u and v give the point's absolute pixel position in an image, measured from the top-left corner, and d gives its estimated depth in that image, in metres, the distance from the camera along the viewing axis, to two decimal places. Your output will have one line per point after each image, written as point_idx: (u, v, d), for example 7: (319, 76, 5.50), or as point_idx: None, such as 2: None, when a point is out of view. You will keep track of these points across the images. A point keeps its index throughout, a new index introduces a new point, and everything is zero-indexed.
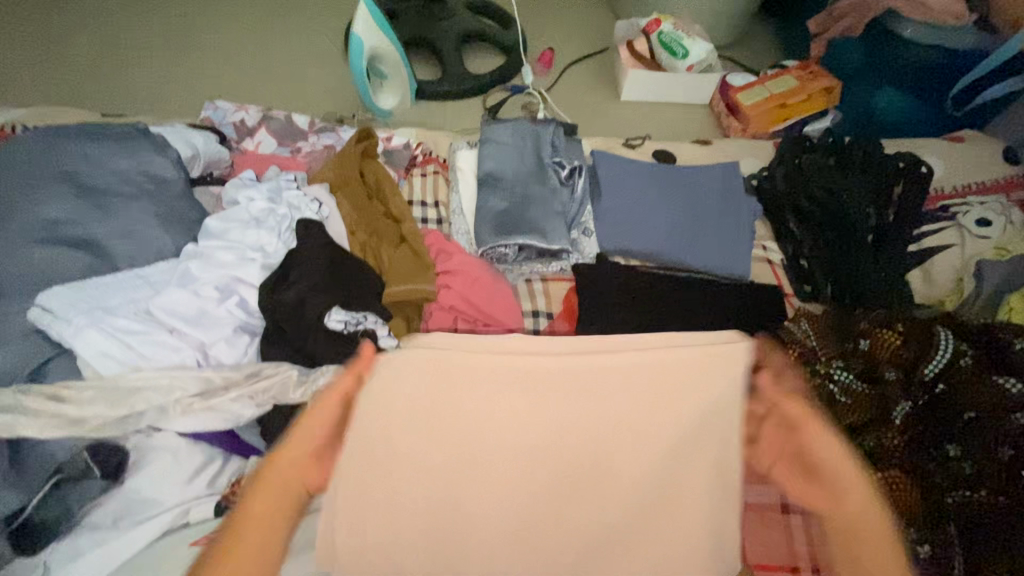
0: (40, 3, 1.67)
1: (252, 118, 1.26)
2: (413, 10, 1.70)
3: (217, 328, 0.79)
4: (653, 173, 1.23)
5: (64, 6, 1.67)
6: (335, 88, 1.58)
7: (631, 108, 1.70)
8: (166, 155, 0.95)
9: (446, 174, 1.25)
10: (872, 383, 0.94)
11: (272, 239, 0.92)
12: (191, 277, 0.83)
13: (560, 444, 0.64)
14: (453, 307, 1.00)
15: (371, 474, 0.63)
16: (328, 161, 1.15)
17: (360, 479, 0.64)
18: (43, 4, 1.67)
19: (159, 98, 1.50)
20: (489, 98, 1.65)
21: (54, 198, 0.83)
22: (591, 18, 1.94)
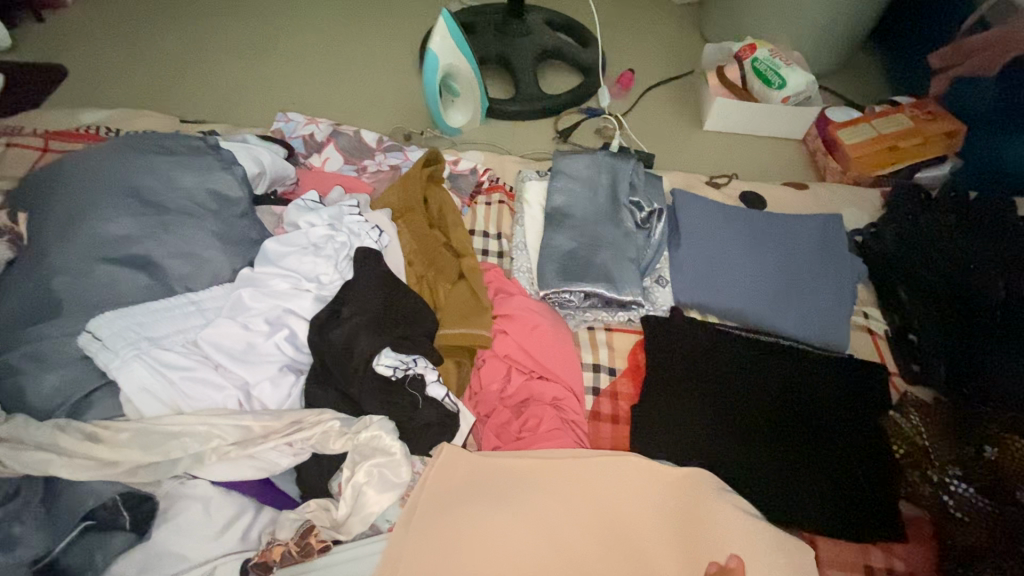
0: (140, 8, 1.75)
1: (321, 133, 1.25)
2: (491, 23, 1.64)
3: (262, 367, 0.76)
4: (741, 221, 1.10)
5: (161, 11, 1.75)
6: (406, 102, 1.55)
7: (714, 139, 1.57)
8: (232, 172, 0.92)
9: (512, 204, 1.18)
10: (998, 502, 0.78)
11: (329, 268, 0.87)
12: (243, 306, 0.79)
13: (626, 549, 0.71)
14: (509, 355, 0.92)
15: (450, 522, 0.71)
16: (393, 184, 1.11)
17: (435, 522, 0.71)
18: (142, 8, 1.75)
19: (236, 104, 1.52)
20: (562, 120, 1.57)
21: (120, 214, 0.81)
22: (677, 39, 1.82)
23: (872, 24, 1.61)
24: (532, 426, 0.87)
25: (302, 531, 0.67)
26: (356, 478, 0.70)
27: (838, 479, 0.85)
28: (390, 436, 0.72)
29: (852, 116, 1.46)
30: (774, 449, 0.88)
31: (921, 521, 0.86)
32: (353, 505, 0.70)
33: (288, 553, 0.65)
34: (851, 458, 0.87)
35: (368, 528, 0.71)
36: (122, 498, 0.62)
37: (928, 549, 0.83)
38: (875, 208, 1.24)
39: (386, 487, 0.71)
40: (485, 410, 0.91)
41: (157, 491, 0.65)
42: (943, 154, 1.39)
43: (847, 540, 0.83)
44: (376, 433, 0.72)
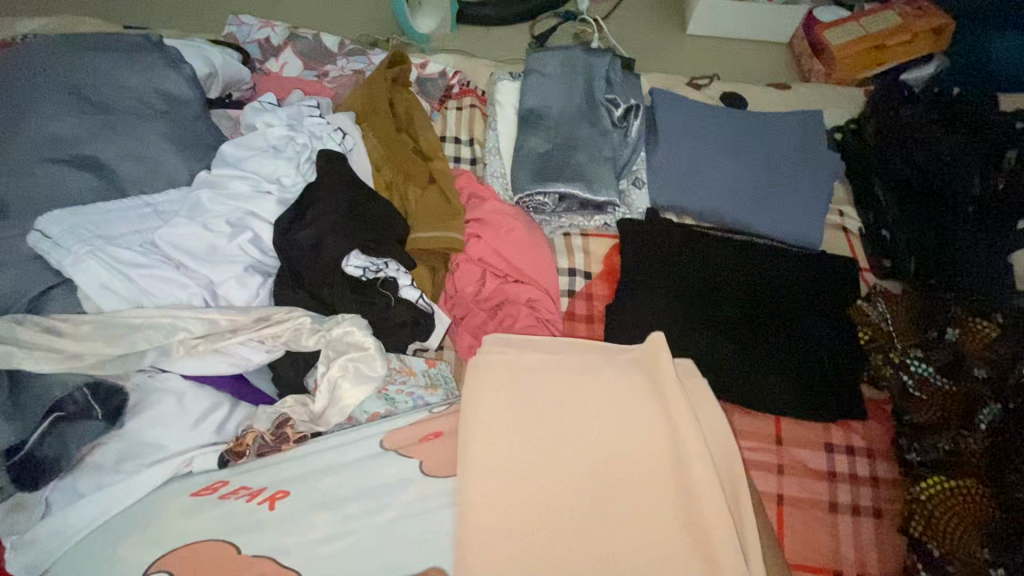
0: None
1: (278, 37, 1.16)
2: None
3: (227, 267, 0.74)
4: (718, 119, 1.07)
5: None
6: (370, 7, 1.45)
7: (696, 43, 1.50)
8: (180, 72, 0.87)
9: (484, 108, 1.13)
10: (955, 380, 0.82)
11: (290, 169, 0.84)
12: (201, 208, 0.76)
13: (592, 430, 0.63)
14: (483, 259, 0.91)
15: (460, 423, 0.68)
16: (357, 88, 1.06)
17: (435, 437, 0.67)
18: None
19: (183, 10, 1.40)
20: (537, 25, 1.49)
21: (58, 112, 0.76)
22: None
23: None
24: (508, 324, 0.88)
25: (278, 422, 0.68)
26: (331, 372, 0.70)
27: (807, 364, 0.88)
28: (362, 332, 0.72)
29: (839, 15, 1.39)
30: (743, 339, 0.89)
31: (881, 402, 0.90)
32: (330, 398, 0.70)
33: (263, 440, 0.66)
34: (819, 347, 0.89)
35: (345, 420, 0.72)
36: (91, 390, 0.62)
37: (884, 426, 0.88)
38: (856, 107, 1.21)
39: (361, 380, 0.71)
40: (461, 312, 0.91)
41: (126, 385, 0.65)
42: (931, 53, 1.35)
43: (809, 420, 0.87)
44: (348, 329, 0.72)
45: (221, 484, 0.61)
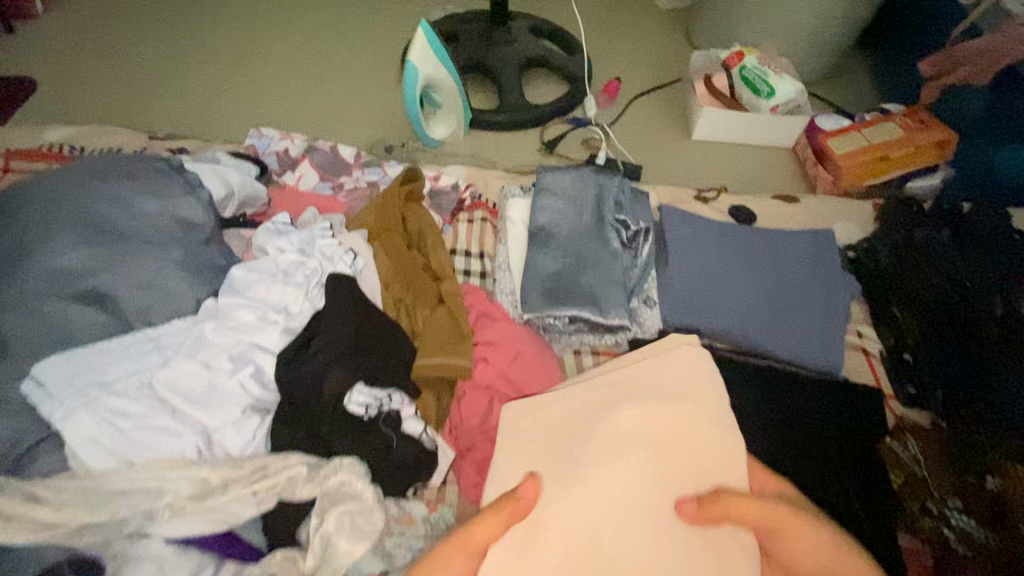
0: (114, 25, 1.71)
1: (296, 148, 1.20)
2: (475, 32, 1.60)
3: (224, 409, 0.71)
4: (730, 240, 1.06)
5: (134, 28, 1.70)
6: (388, 115, 1.52)
7: (702, 148, 1.54)
8: (197, 197, 0.88)
9: (494, 221, 1.14)
10: (1001, 535, 0.75)
11: (298, 297, 0.84)
12: (204, 343, 0.75)
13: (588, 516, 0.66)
14: (490, 385, 0.88)
15: None
16: (371, 203, 1.08)
17: None
18: (116, 25, 1.71)
19: (209, 118, 1.48)
20: (547, 131, 1.55)
21: (71, 245, 0.76)
22: (662, 45, 1.80)
23: (858, 31, 1.60)
24: None
25: None
26: (325, 525, 0.66)
27: (840, 511, 0.82)
28: (360, 480, 0.70)
29: (840, 124, 1.43)
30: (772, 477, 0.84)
31: (919, 554, 0.83)
32: (322, 556, 0.65)
33: None
34: (853, 495, 0.83)
35: None
36: (69, 562, 0.58)
37: None
38: (865, 219, 1.21)
39: (358, 536, 0.67)
40: (466, 443, 0.85)
41: (102, 556, 0.60)
42: (934, 163, 1.37)
43: None
44: (346, 475, 0.70)
45: None
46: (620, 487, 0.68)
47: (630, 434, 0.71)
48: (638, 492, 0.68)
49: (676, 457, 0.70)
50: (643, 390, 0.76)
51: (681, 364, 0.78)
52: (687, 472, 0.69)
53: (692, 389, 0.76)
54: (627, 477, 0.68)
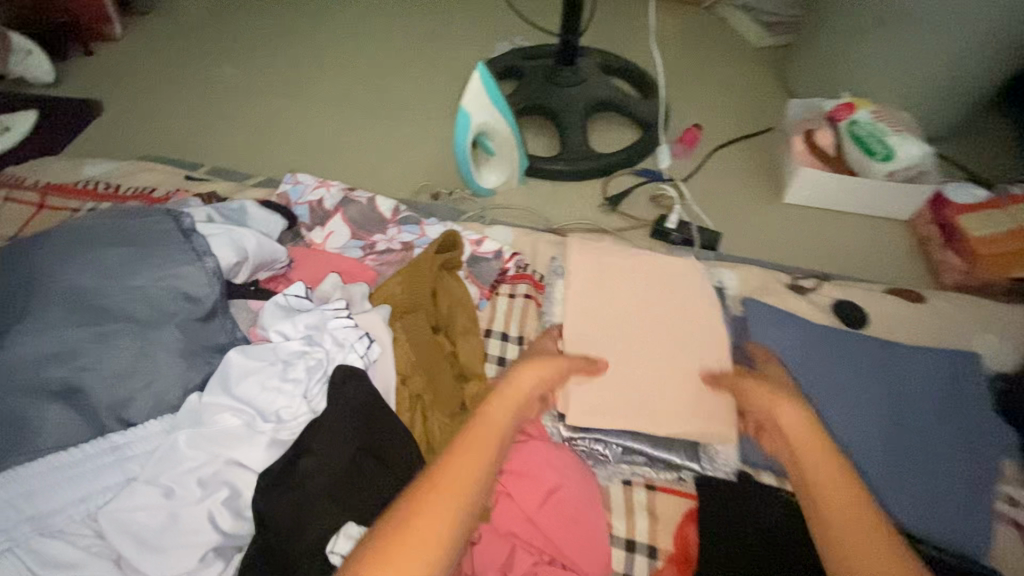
0: (186, 57, 1.73)
1: (331, 199, 1.09)
2: (540, 69, 1.46)
3: (180, 555, 0.59)
4: (834, 363, 0.84)
5: (204, 60, 1.71)
6: (439, 162, 1.42)
7: (796, 213, 1.31)
8: (202, 265, 0.76)
9: (540, 298, 0.98)
10: None
11: (294, 399, 0.70)
12: (174, 462, 0.63)
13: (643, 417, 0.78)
14: (513, 532, 0.70)
15: None
16: (401, 270, 0.94)
17: None
18: (188, 57, 1.73)
19: (258, 156, 1.43)
20: (612, 183, 1.37)
21: (50, 328, 0.67)
22: (752, 90, 1.59)
23: (1004, 82, 1.32)
24: None
25: None
26: None
27: None
28: None
29: (979, 197, 1.15)
30: None
31: None
32: None
33: None
34: None
35: None
36: None
37: None
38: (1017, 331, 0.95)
39: None
40: None
41: None
42: None
43: None
44: None
45: None
46: (619, 297, 0.89)
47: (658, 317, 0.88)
48: (656, 343, 0.85)
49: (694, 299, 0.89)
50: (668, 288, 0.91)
51: (681, 271, 0.93)
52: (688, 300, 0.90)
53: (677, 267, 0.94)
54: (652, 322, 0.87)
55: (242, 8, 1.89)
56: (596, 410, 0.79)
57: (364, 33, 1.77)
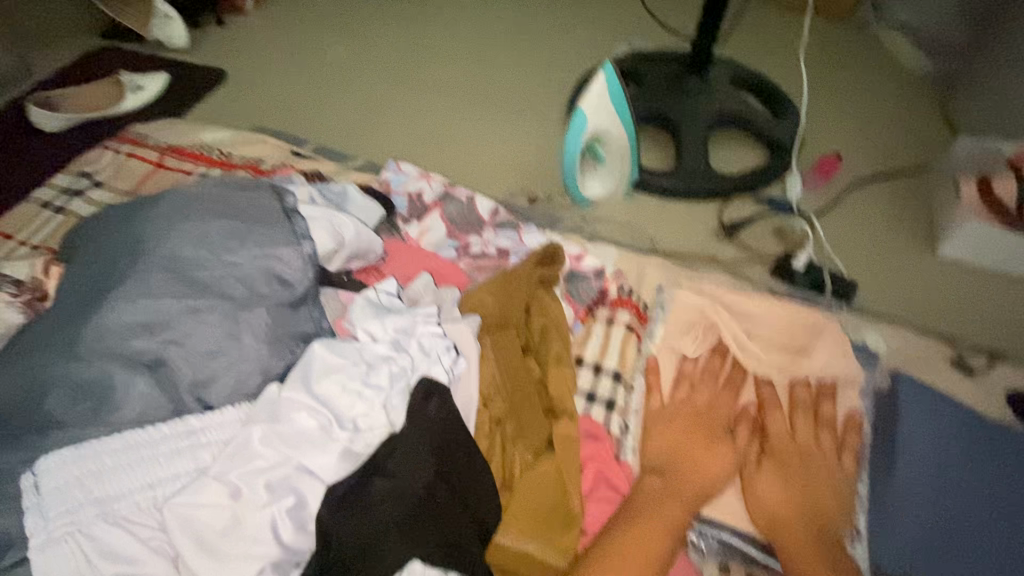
0: (306, 35, 1.76)
1: (430, 193, 1.05)
2: (663, 75, 1.33)
3: (238, 566, 0.54)
4: (995, 497, 0.67)
5: (323, 39, 1.74)
6: (542, 166, 1.34)
7: (949, 273, 1.12)
8: (298, 248, 0.74)
9: (644, 330, 0.87)
10: None
11: (374, 408, 0.65)
12: (245, 458, 0.59)
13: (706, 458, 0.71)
14: None
15: None
16: (494, 278, 0.87)
17: None
18: (308, 35, 1.77)
19: (361, 138, 1.42)
20: (729, 209, 1.23)
21: (145, 294, 0.65)
22: (906, 121, 1.39)
23: None
24: None
25: None
26: None
27: None
28: None
29: None
30: None
31: None
32: None
33: None
34: None
35: None
36: None
37: None
38: None
39: None
40: None
41: None
42: None
43: None
44: None
45: None
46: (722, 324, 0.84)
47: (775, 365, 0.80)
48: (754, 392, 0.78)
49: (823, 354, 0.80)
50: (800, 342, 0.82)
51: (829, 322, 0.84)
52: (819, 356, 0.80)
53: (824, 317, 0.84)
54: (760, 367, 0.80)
55: None
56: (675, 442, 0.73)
57: (479, 27, 1.74)
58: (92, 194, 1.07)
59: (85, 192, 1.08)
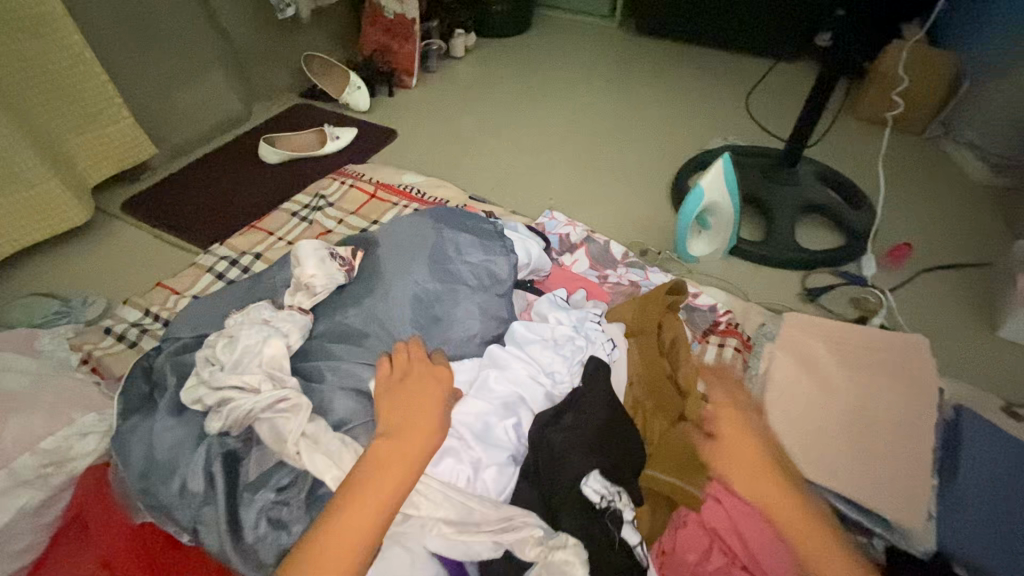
0: (461, 110, 2.22)
1: (577, 235, 1.36)
2: (759, 166, 1.64)
3: (494, 451, 0.82)
4: None
5: (474, 114, 2.19)
6: (652, 227, 1.65)
7: (1012, 351, 1.30)
8: (509, 259, 1.06)
9: (746, 354, 1.12)
10: None
11: (563, 368, 0.93)
12: (488, 386, 0.88)
13: (820, 449, 0.89)
14: (717, 530, 0.82)
15: None
16: (632, 299, 1.16)
17: None
18: (462, 110, 2.22)
19: (506, 192, 1.79)
20: (811, 277, 1.48)
21: (419, 273, 0.97)
22: (973, 225, 1.62)
23: None
24: None
25: None
26: None
27: None
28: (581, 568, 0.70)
29: None
30: None
31: None
32: None
33: None
34: None
35: None
36: None
37: None
38: None
39: None
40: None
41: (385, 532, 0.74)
42: None
43: None
44: (570, 559, 0.70)
45: None
46: (825, 343, 1.02)
47: (867, 379, 0.97)
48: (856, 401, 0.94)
49: (912, 370, 0.97)
50: (891, 360, 0.99)
51: (912, 346, 1.00)
52: (914, 375, 0.97)
53: (918, 346, 1.00)
54: (852, 379, 0.97)
55: (507, 82, 2.38)
56: (790, 436, 0.91)
57: (600, 116, 2.13)
58: (327, 211, 1.45)
59: (322, 209, 1.46)
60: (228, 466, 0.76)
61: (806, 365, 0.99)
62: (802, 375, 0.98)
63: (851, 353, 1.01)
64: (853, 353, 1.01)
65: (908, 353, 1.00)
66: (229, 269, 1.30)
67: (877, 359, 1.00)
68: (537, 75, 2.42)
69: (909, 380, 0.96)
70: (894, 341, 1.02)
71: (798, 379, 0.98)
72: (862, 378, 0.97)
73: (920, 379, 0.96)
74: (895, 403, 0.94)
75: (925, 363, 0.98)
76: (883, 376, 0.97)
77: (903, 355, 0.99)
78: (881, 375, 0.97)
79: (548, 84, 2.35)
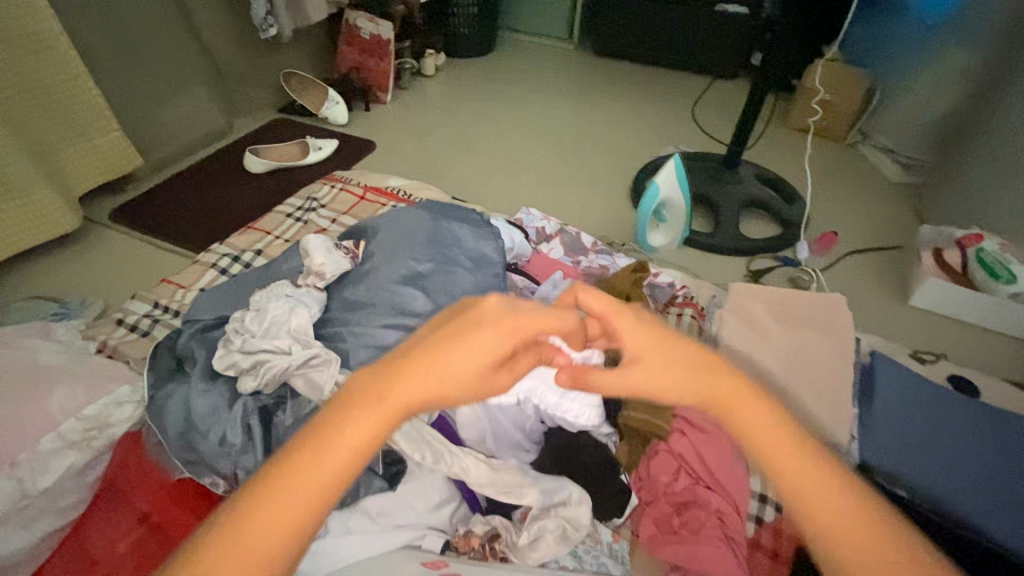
0: (436, 124, 2.37)
1: (551, 228, 1.53)
2: (706, 168, 1.86)
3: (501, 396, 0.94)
4: (941, 423, 1.05)
5: (448, 127, 2.34)
6: (616, 223, 1.84)
7: (919, 316, 1.53)
8: (497, 242, 1.19)
9: (701, 322, 1.30)
10: None
11: None
12: None
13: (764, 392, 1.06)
14: (682, 456, 0.98)
15: None
16: (604, 279, 1.32)
17: None
18: (437, 124, 2.37)
19: (482, 196, 1.95)
20: (754, 262, 1.69)
21: (419, 254, 1.10)
22: (887, 214, 1.88)
23: None
24: (693, 527, 0.91)
25: (490, 534, 0.84)
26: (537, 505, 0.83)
27: None
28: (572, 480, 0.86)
29: None
30: None
31: None
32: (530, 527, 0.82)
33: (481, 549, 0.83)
34: None
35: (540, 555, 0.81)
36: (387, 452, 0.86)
37: None
38: None
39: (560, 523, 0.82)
40: (648, 496, 0.97)
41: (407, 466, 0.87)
42: None
43: None
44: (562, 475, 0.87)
45: (442, 565, 0.72)
46: (766, 307, 1.21)
47: (799, 334, 1.16)
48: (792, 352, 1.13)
49: (833, 323, 1.17)
50: (818, 316, 1.19)
51: (833, 304, 1.21)
52: (835, 326, 1.17)
53: (837, 304, 1.21)
54: (787, 334, 1.15)
55: (477, 98, 2.56)
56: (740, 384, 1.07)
57: (565, 128, 2.33)
58: (320, 212, 1.57)
59: (315, 210, 1.57)
60: (264, 421, 0.88)
61: (750, 327, 1.17)
62: (747, 335, 1.16)
63: (786, 314, 1.20)
64: (787, 314, 1.20)
65: (830, 311, 1.20)
66: (232, 265, 1.39)
67: (806, 315, 1.20)
68: (504, 91, 2.61)
69: (831, 331, 1.16)
70: (819, 301, 1.22)
71: (743, 340, 1.15)
72: (796, 333, 1.16)
73: (840, 330, 1.16)
74: (822, 351, 1.13)
75: (843, 316, 1.18)
76: (812, 329, 1.16)
77: (827, 312, 1.20)
78: (810, 328, 1.17)
79: (515, 100, 2.54)
